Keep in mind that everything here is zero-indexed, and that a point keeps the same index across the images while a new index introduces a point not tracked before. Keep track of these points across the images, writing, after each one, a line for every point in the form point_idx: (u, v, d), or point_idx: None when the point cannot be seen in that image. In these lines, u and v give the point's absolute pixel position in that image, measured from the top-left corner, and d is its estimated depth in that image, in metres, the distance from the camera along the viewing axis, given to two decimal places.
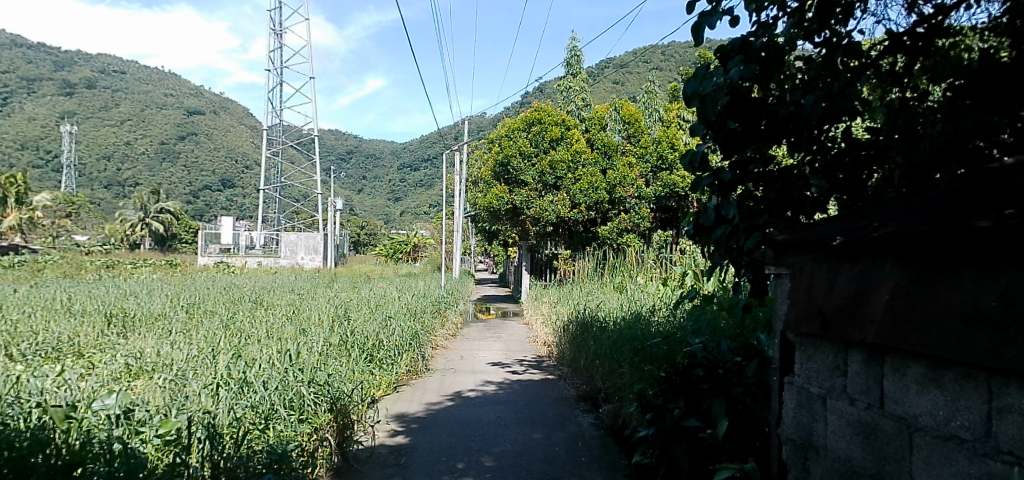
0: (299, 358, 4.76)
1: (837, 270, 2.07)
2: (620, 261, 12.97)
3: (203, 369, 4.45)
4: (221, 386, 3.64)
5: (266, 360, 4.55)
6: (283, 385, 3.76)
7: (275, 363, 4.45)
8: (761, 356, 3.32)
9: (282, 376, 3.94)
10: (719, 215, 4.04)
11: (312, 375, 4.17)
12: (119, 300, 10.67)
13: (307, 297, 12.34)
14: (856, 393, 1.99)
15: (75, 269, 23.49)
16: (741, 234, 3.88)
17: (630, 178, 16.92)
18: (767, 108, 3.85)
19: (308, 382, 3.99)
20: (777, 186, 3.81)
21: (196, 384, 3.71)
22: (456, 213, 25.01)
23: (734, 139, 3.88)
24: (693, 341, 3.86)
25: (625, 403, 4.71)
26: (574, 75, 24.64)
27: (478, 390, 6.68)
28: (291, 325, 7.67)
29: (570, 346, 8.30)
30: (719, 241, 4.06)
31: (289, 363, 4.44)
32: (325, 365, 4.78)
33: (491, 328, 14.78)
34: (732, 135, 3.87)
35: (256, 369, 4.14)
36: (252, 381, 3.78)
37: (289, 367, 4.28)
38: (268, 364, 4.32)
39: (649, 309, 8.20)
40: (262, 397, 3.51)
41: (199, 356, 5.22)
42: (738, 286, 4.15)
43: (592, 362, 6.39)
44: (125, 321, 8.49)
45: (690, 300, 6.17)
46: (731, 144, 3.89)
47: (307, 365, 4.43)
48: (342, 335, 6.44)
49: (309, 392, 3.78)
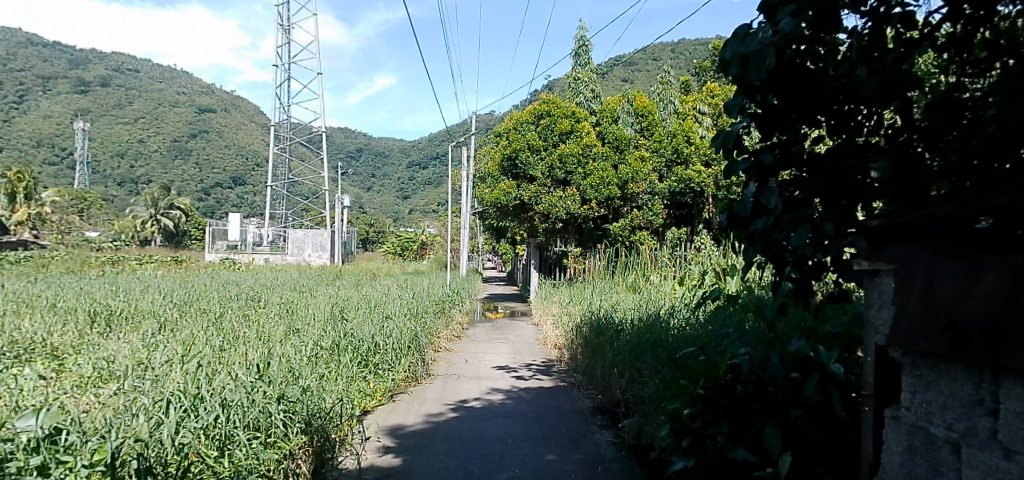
0: (272, 368, 4.23)
1: (982, 264, 1.49)
2: (632, 258, 12.39)
3: (163, 379, 3.91)
4: (172, 402, 3.11)
5: (233, 371, 4.00)
6: (247, 402, 3.28)
7: (243, 374, 3.92)
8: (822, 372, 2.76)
9: (248, 390, 3.45)
10: (759, 204, 3.34)
11: (282, 389, 3.67)
12: (110, 297, 10.20)
13: (307, 295, 11.85)
14: (1012, 444, 1.43)
15: (79, 265, 23.24)
16: (786, 226, 3.19)
17: (643, 173, 16.18)
18: (815, 80, 3.24)
19: (278, 399, 3.51)
20: (831, 169, 3.19)
21: (144, 399, 3.16)
22: (463, 209, 24.43)
23: (777, 115, 3.27)
24: (737, 351, 3.24)
25: (652, 421, 4.12)
26: (583, 66, 23.80)
27: (483, 399, 6.11)
28: (283, 326, 7.15)
29: (583, 350, 7.69)
30: (755, 235, 3.41)
31: (260, 373, 3.92)
32: (300, 375, 4.22)
33: (499, 328, 14.25)
34: (773, 110, 3.27)
35: (216, 382, 3.61)
36: (208, 397, 3.26)
37: (257, 378, 3.76)
38: (234, 375, 3.80)
39: (667, 310, 7.57)
40: (218, 417, 3.01)
41: (173, 361, 4.69)
42: (778, 287, 3.54)
43: (608, 371, 5.81)
44: (110, 319, 8.02)
45: (712, 302, 5.61)
46: (772, 121, 3.30)
47: (278, 377, 3.89)
48: (334, 337, 5.93)
49: (277, 412, 3.34)
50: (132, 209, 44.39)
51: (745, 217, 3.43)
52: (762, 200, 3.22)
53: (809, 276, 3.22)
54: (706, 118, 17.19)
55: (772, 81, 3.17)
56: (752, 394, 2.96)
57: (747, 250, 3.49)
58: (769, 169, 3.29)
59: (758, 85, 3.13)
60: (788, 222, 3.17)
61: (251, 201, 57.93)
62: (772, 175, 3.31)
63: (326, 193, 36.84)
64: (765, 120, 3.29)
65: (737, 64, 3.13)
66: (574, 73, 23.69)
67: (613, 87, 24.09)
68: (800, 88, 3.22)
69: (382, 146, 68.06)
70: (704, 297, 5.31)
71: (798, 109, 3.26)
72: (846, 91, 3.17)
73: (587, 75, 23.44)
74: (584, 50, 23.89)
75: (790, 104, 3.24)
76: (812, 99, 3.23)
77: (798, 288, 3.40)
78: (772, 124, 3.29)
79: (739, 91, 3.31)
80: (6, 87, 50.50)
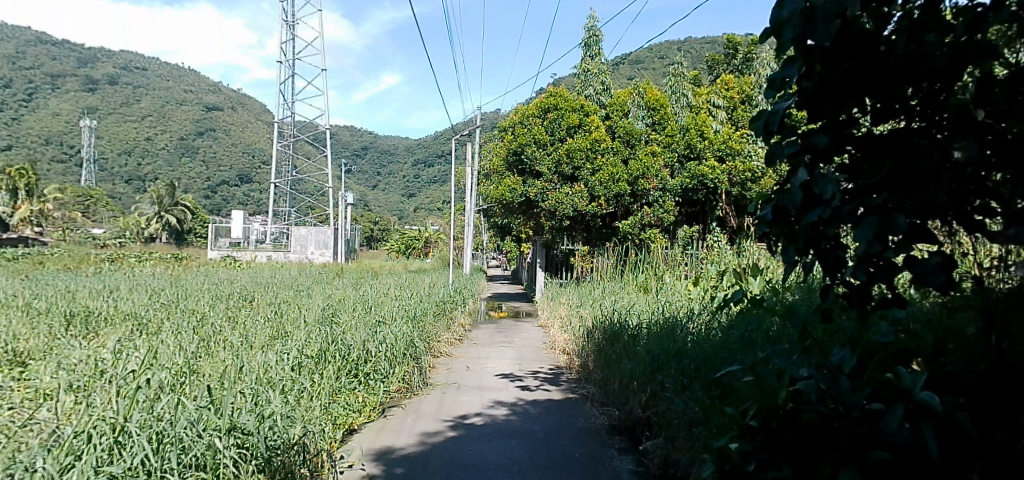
0: (233, 393, 3.82)
1: None
2: (642, 257, 11.78)
3: (94, 402, 3.43)
4: (94, 435, 2.77)
5: (179, 394, 3.60)
6: (188, 437, 3.00)
7: (187, 399, 3.54)
8: (909, 401, 2.27)
9: (191, 421, 3.14)
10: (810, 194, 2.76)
11: (231, 418, 3.39)
12: (92, 296, 9.63)
13: (303, 295, 11.25)
14: None
15: (77, 262, 22.82)
16: (845, 219, 2.60)
17: (654, 169, 15.43)
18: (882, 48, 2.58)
19: (228, 431, 3.26)
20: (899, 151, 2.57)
21: (64, 430, 2.80)
22: (466, 205, 23.76)
23: (830, 90, 2.65)
24: (795, 373, 2.70)
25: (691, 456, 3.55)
26: (594, 58, 22.61)
27: (486, 414, 5.52)
28: (270, 330, 6.59)
29: (595, 358, 7.07)
30: (799, 231, 2.82)
31: (208, 397, 3.55)
32: (261, 400, 3.82)
33: (503, 330, 13.72)
34: (830, 85, 2.64)
35: (153, 408, 3.23)
36: (137, 428, 2.93)
37: (204, 404, 3.41)
38: (177, 398, 3.42)
39: (686, 313, 6.95)
40: (146, 458, 2.72)
41: (127, 375, 4.10)
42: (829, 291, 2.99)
43: (626, 384, 5.23)
44: (87, 322, 7.45)
45: (736, 304, 5.10)
46: (821, 100, 2.69)
47: (229, 403, 3.54)
48: (320, 345, 5.38)
49: (225, 449, 3.08)
50: (137, 206, 44.31)
51: (794, 212, 2.83)
52: (816, 189, 2.65)
53: (877, 280, 2.62)
54: (720, 111, 17.50)
55: (834, 45, 2.55)
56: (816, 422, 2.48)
57: (785, 250, 2.91)
58: (824, 151, 2.78)
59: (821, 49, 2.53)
60: (847, 214, 2.59)
61: (256, 198, 57.72)
62: (827, 158, 2.76)
63: (330, 190, 36.42)
64: (814, 99, 2.70)
65: (796, 24, 2.52)
66: (584, 64, 22.47)
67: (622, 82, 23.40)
68: (860, 58, 2.57)
69: (387, 144, 67.54)
70: (726, 299, 4.82)
71: (856, 85, 2.61)
72: (912, 63, 2.50)
73: (597, 66, 22.17)
74: (594, 40, 22.99)
75: (846, 78, 2.60)
76: (876, 75, 2.57)
77: (858, 294, 2.84)
78: (820, 103, 2.68)
79: (793, 60, 2.69)
80: (14, 85, 50.52)
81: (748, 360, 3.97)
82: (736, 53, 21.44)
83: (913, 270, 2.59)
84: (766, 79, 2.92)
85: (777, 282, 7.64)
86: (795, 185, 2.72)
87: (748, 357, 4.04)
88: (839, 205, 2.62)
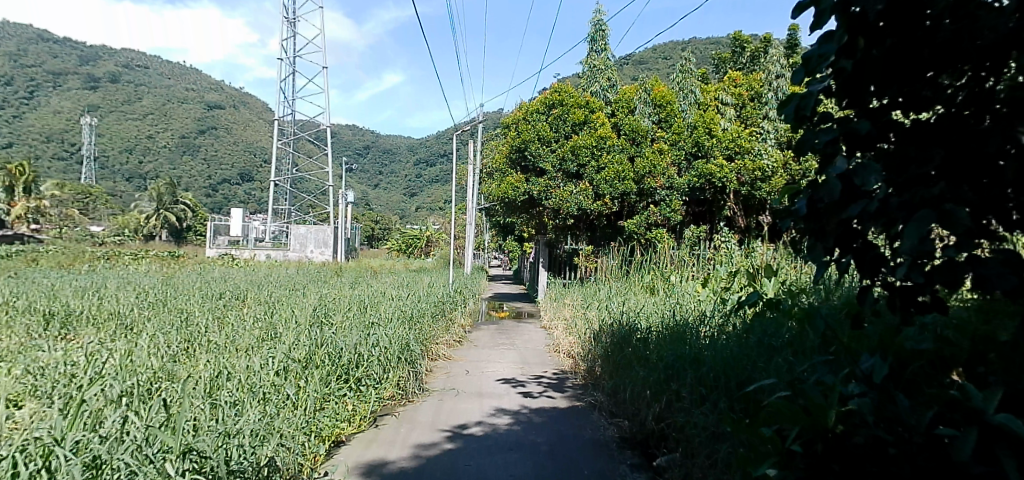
0: (195, 408, 3.47)
1: None
2: (649, 257, 11.41)
3: (39, 419, 3.14)
4: (18, 462, 2.42)
5: (132, 408, 3.29)
6: (131, 463, 2.65)
7: (138, 415, 3.21)
8: (983, 424, 1.86)
9: (133, 443, 2.82)
10: (850, 187, 2.38)
11: (189, 439, 3.04)
12: (79, 296, 9.27)
13: (299, 294, 10.88)
14: None
15: (72, 260, 22.47)
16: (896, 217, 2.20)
17: (661, 167, 15.10)
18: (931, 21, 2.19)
19: (182, 455, 2.90)
20: (953, 141, 2.22)
21: None
22: (468, 204, 23.36)
23: (871, 70, 2.30)
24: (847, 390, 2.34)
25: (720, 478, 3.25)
26: (600, 54, 22.09)
27: (486, 424, 5.16)
28: (260, 331, 6.24)
29: (602, 364, 6.71)
30: (826, 227, 2.51)
31: (162, 414, 3.23)
32: (226, 416, 3.47)
33: (505, 331, 13.39)
34: (869, 64, 2.30)
35: (96, 428, 2.89)
36: (71, 453, 2.58)
37: (156, 423, 3.07)
38: (126, 415, 3.08)
39: (697, 316, 6.58)
40: None
41: (96, 380, 3.75)
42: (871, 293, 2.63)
43: (638, 392, 4.87)
44: (69, 323, 7.08)
45: (751, 307, 4.78)
46: (860, 82, 2.34)
47: (185, 423, 3.18)
48: (309, 348, 5.05)
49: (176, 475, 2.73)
50: (138, 205, 44.06)
51: (829, 209, 2.46)
52: (856, 179, 2.27)
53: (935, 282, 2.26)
54: (729, 109, 17.37)
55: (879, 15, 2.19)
56: (873, 444, 2.12)
57: (815, 250, 2.59)
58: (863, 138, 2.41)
59: (868, 17, 2.19)
60: (896, 209, 2.18)
61: (258, 197, 57.67)
62: (865, 146, 2.41)
63: (330, 189, 36.06)
64: (853, 79, 2.34)
65: None
66: (590, 60, 22.00)
67: (627, 79, 22.97)
68: (904, 33, 2.24)
69: (389, 142, 67.21)
70: (738, 302, 4.60)
71: (897, 66, 2.29)
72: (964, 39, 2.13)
73: (603, 62, 21.65)
74: (600, 36, 22.54)
75: (888, 56, 2.26)
76: (922, 54, 2.23)
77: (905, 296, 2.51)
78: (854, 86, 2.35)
79: (827, 32, 2.35)
80: (16, 83, 50.42)
81: (783, 373, 3.55)
82: (744, 51, 21.13)
83: (978, 271, 2.18)
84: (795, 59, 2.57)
85: (793, 284, 7.29)
86: (832, 177, 2.34)
87: (783, 369, 3.64)
88: (886, 198, 2.23)
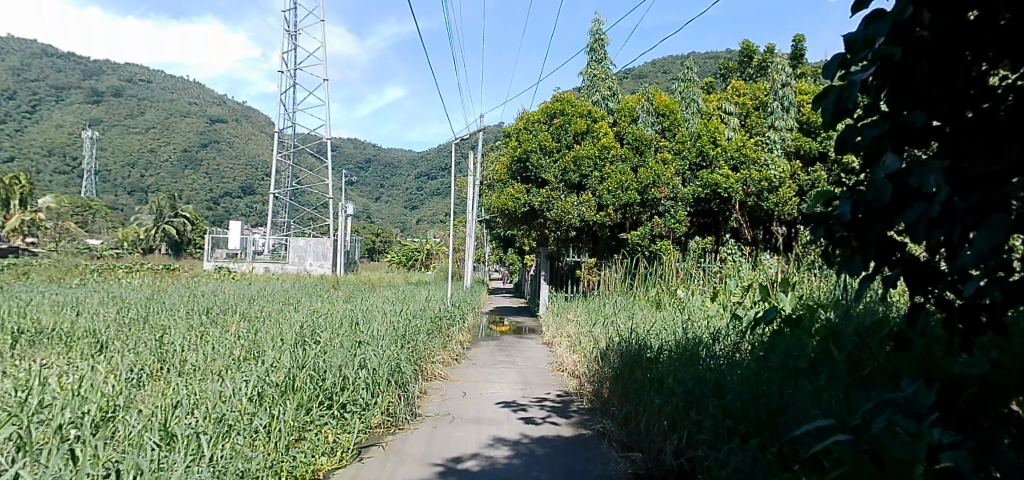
0: (126, 449, 2.97)
1: None
2: (654, 270, 10.94)
3: None
4: None
5: (44, 453, 2.77)
6: None
7: (45, 464, 2.67)
8: None
9: None
10: (902, 185, 2.25)
11: None
12: (56, 312, 8.78)
13: (289, 309, 10.39)
14: None
15: (64, 274, 22.00)
16: (959, 219, 2.07)
17: (665, 177, 14.71)
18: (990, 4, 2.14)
19: None
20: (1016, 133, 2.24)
21: None
22: (468, 216, 22.90)
23: (923, 55, 2.25)
24: (935, 439, 1.95)
25: None
26: (600, 63, 21.72)
27: (483, 457, 4.71)
28: (241, 351, 5.78)
29: (610, 386, 6.26)
30: (871, 236, 2.48)
31: (64, 466, 2.66)
32: (164, 459, 2.97)
33: (505, 348, 12.88)
34: (920, 48, 2.24)
35: None
36: None
37: (68, 472, 2.56)
38: (30, 465, 2.55)
39: (711, 333, 6.11)
40: None
41: (18, 417, 3.23)
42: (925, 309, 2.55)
43: (653, 423, 4.43)
44: (39, 344, 6.61)
45: (771, 325, 4.38)
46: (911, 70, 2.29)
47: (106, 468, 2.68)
48: (288, 371, 4.58)
49: None
50: (137, 217, 43.84)
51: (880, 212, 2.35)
52: (914, 180, 2.12)
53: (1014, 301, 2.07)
54: (732, 118, 17.03)
55: None
56: None
57: (854, 262, 2.58)
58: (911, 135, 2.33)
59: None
60: (961, 213, 2.06)
61: (259, 210, 57.29)
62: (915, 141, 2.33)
63: (329, 201, 35.62)
64: (902, 67, 2.28)
65: None
66: (590, 69, 21.62)
67: (628, 89, 22.64)
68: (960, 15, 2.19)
69: (389, 155, 66.96)
70: (757, 321, 4.26)
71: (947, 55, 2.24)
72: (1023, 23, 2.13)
73: (604, 71, 21.27)
74: (600, 45, 22.23)
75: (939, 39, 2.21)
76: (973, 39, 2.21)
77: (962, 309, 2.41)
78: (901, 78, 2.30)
79: (875, 19, 2.29)
80: (21, 97, 50.55)
81: (840, 414, 3.05)
82: (750, 61, 20.77)
83: None
84: (837, 51, 2.51)
85: (812, 299, 6.81)
86: (882, 175, 2.20)
87: (839, 408, 3.15)
88: (948, 200, 2.09)
